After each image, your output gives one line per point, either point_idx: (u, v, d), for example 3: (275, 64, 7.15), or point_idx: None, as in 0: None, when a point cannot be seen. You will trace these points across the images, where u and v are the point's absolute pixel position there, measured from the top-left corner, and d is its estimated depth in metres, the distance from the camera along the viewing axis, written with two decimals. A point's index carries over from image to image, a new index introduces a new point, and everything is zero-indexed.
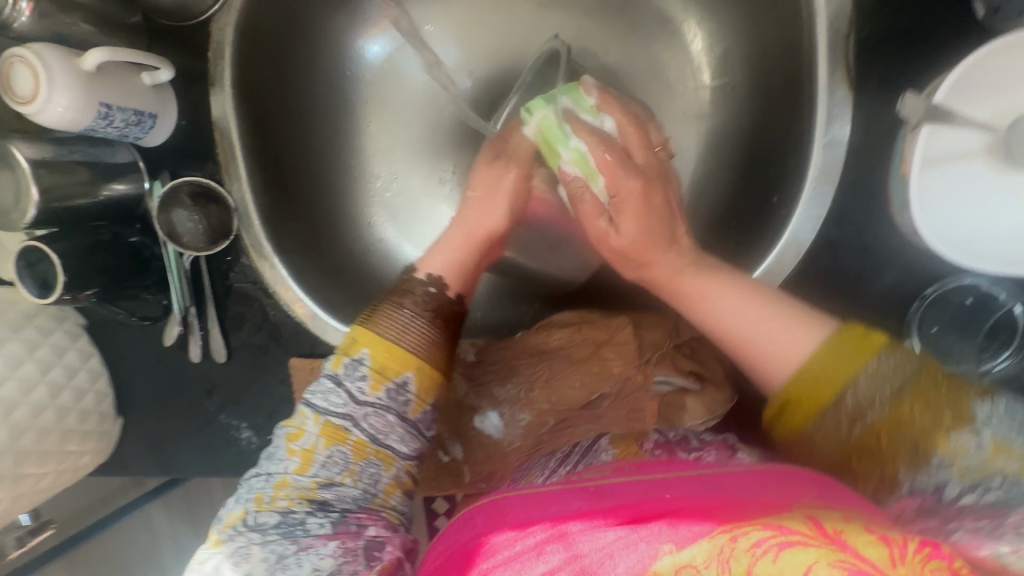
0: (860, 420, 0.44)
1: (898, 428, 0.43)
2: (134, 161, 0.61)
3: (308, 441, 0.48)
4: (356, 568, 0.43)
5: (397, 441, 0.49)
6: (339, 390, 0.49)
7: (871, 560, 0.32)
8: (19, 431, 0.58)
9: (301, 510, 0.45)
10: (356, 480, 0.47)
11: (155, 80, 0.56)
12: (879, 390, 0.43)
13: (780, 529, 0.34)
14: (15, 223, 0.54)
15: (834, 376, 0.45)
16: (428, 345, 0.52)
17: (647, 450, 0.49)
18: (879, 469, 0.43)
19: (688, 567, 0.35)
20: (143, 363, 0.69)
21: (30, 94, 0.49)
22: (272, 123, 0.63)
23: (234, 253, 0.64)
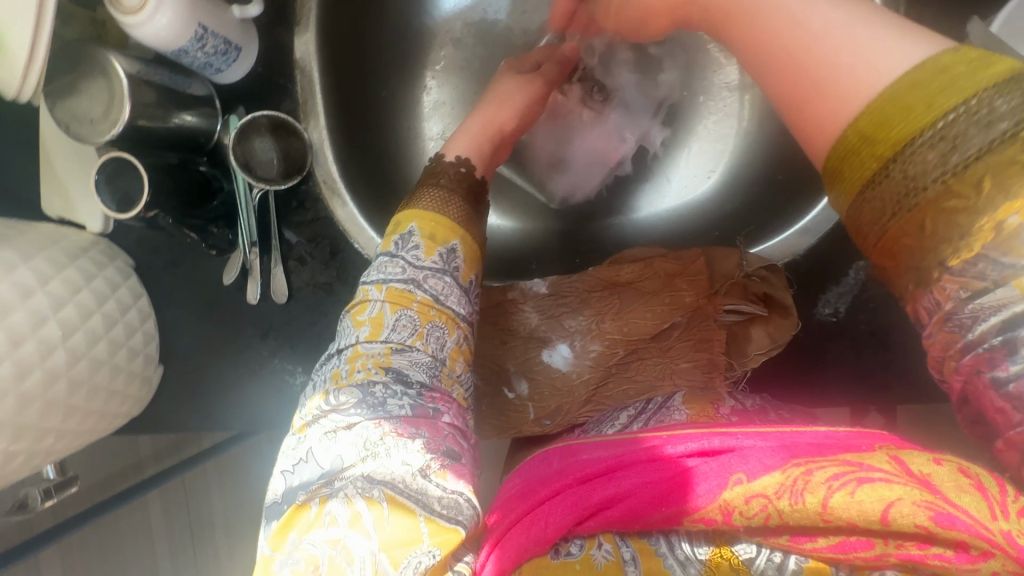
0: (926, 179, 0.32)
1: (947, 212, 0.32)
2: (210, 96, 0.61)
3: (373, 310, 0.48)
4: (440, 462, 0.41)
5: (456, 303, 0.50)
6: (396, 260, 0.49)
7: (964, 508, 0.35)
8: (76, 357, 0.55)
9: (380, 380, 0.44)
10: (425, 344, 0.47)
11: (245, 13, 0.57)
12: (942, 156, 0.32)
13: (859, 467, 0.38)
14: (98, 136, 0.54)
15: (919, 116, 0.32)
16: (463, 216, 0.54)
17: (723, 415, 0.52)
18: (916, 260, 0.34)
19: (759, 497, 0.39)
20: (191, 307, 0.67)
21: (136, 6, 0.50)
22: (348, 69, 0.66)
23: (304, 193, 0.65)
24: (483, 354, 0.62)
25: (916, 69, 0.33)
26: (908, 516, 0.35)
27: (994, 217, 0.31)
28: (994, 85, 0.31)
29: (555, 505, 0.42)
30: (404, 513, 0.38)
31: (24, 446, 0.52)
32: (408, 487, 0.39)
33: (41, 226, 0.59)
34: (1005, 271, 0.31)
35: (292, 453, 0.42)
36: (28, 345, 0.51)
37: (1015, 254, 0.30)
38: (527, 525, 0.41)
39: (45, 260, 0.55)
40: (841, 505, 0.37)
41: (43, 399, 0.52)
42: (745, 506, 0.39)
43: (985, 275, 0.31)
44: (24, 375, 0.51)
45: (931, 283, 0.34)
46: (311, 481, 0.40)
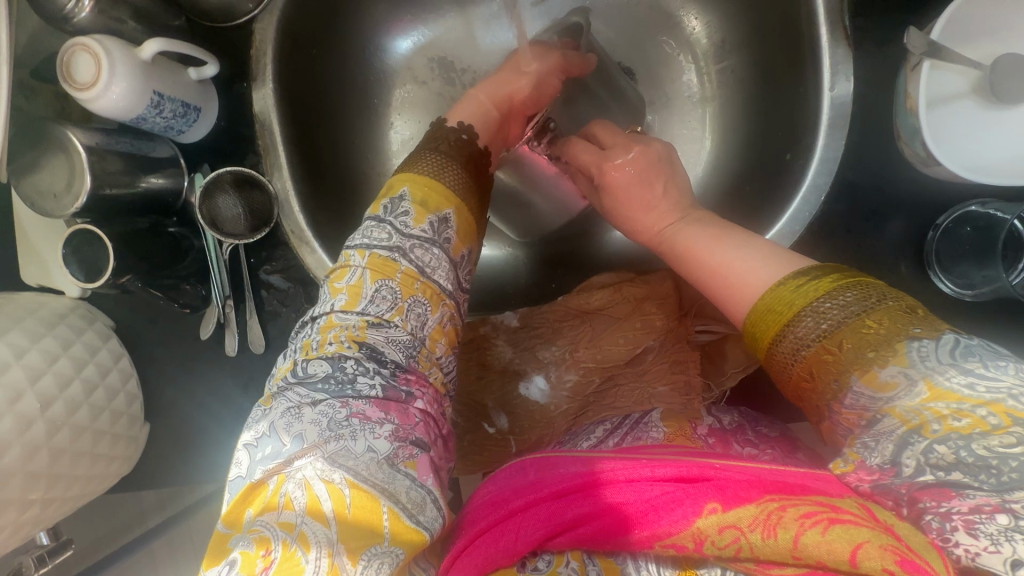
0: (807, 343, 0.40)
1: (824, 367, 0.39)
2: (175, 156, 0.62)
3: (353, 277, 0.48)
4: (410, 453, 0.42)
5: (443, 278, 0.50)
6: (382, 226, 0.49)
7: (927, 560, 0.31)
8: (56, 426, 0.55)
9: (352, 356, 0.44)
10: (404, 321, 0.47)
11: (201, 75, 0.58)
12: (816, 326, 0.39)
13: (831, 507, 0.35)
14: (63, 209, 0.55)
15: (795, 300, 0.41)
16: (459, 183, 0.54)
17: (700, 437, 0.50)
18: (816, 402, 0.41)
19: (732, 530, 0.36)
20: (174, 363, 0.68)
21: (90, 81, 0.51)
22: (307, 120, 0.66)
23: (276, 243, 0.66)
24: (460, 391, 0.62)
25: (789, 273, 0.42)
26: (874, 560, 0.32)
27: (866, 367, 0.37)
28: (847, 282, 0.40)
29: (526, 518, 0.42)
30: (366, 497, 0.38)
31: (10, 520, 0.53)
32: (372, 476, 0.39)
33: (20, 298, 0.61)
34: (881, 402, 0.37)
35: (256, 427, 0.42)
36: (6, 421, 0.52)
37: (879, 389, 0.37)
38: (497, 535, 0.42)
39: (21, 333, 0.56)
40: (813, 544, 0.34)
41: (25, 472, 0.53)
42: (717, 537, 0.37)
43: (868, 406, 0.37)
44: (3, 451, 0.51)
45: (832, 416, 0.40)
46: (272, 458, 0.40)
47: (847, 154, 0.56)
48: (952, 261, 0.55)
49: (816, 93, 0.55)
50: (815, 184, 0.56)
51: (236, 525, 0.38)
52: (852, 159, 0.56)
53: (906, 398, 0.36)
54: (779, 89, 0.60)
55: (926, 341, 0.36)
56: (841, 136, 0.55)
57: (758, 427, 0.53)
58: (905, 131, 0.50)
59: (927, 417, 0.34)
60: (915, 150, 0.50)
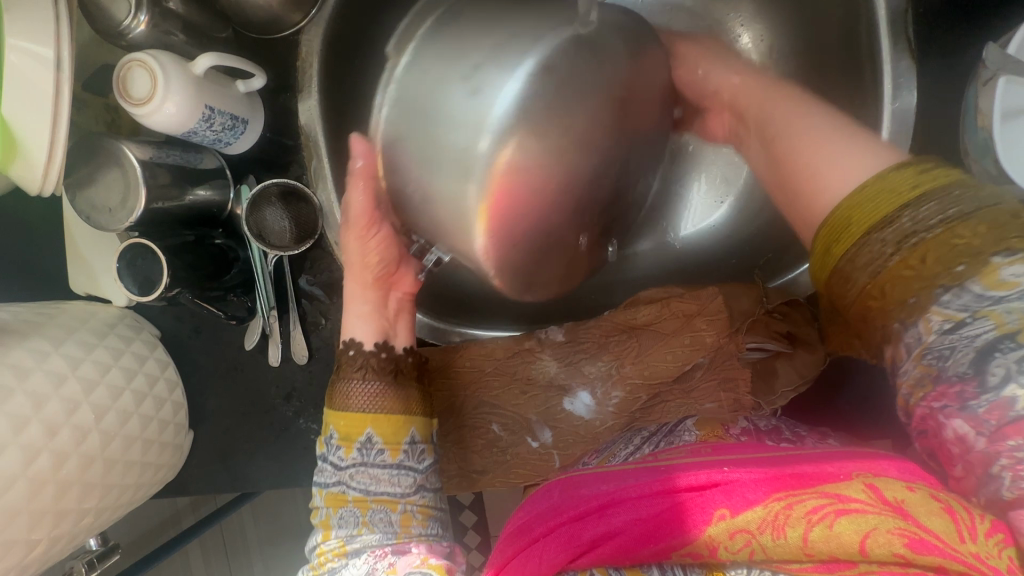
0: (925, 224, 0.35)
1: (908, 272, 0.35)
2: (220, 167, 0.63)
3: (321, 515, 0.51)
4: (388, 561, 0.47)
5: (388, 484, 0.50)
6: (325, 465, 0.52)
7: (935, 532, 0.33)
8: (109, 437, 0.56)
9: (339, 565, 0.48)
10: (371, 527, 0.49)
11: (249, 87, 0.59)
12: (938, 211, 0.35)
13: (836, 498, 0.36)
14: (117, 223, 0.56)
15: (902, 186, 0.36)
16: (391, 398, 0.52)
17: (732, 436, 0.50)
18: (906, 298, 0.35)
19: (743, 532, 0.37)
20: (217, 372, 0.68)
21: (146, 97, 0.52)
22: (350, 132, 0.66)
23: (318, 253, 0.66)
24: (503, 403, 0.61)
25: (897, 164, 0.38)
26: (884, 545, 0.34)
27: (981, 261, 0.33)
28: (964, 181, 0.36)
29: (549, 541, 0.41)
30: None
31: (66, 529, 0.54)
32: None
33: (71, 307, 0.61)
34: (986, 304, 0.32)
35: None
36: (64, 432, 0.52)
37: (995, 286, 0.32)
38: (522, 561, 0.41)
39: (75, 344, 0.56)
40: (821, 540, 0.35)
41: (81, 482, 0.54)
42: (729, 541, 0.38)
43: (967, 306, 0.33)
44: (62, 463, 0.52)
45: (912, 324, 0.35)
46: None
47: None
48: None
49: (876, 106, 0.53)
50: None
51: None
52: None
53: (1022, 301, 0.31)
54: (833, 100, 0.59)
55: None
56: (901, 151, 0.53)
57: (794, 430, 0.52)
58: (975, 147, 0.48)
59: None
60: (987, 166, 0.48)
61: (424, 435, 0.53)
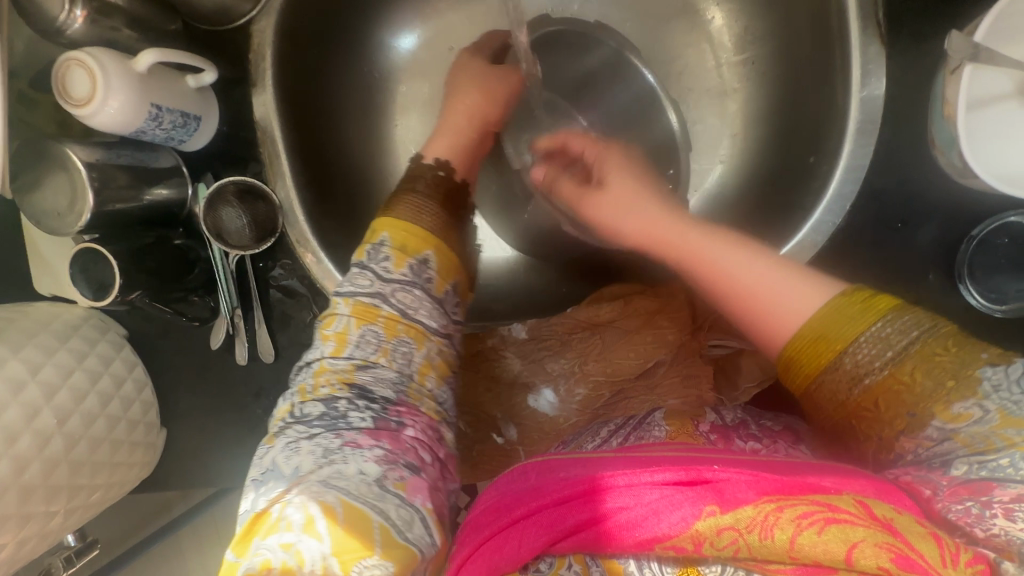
0: (872, 368, 0.40)
1: (871, 410, 0.40)
2: (177, 165, 0.61)
3: (340, 325, 0.50)
4: (400, 474, 0.42)
5: (426, 316, 0.51)
6: (365, 272, 0.51)
7: (921, 553, 0.32)
8: (74, 439, 0.56)
9: (345, 397, 0.46)
10: (390, 360, 0.49)
11: (200, 81, 0.57)
12: (879, 353, 0.40)
13: (828, 507, 0.35)
14: (67, 227, 0.55)
15: (844, 329, 0.41)
16: (439, 224, 0.56)
17: (703, 434, 0.48)
18: (875, 433, 0.41)
19: (730, 530, 0.35)
20: (186, 371, 0.68)
21: (86, 97, 0.50)
22: (311, 125, 0.64)
23: (278, 252, 0.65)
24: (467, 400, 0.61)
25: (832, 296, 0.43)
26: (870, 558, 0.33)
27: (939, 400, 0.38)
28: (899, 317, 0.40)
29: (529, 525, 0.39)
30: (358, 517, 0.37)
31: (34, 530, 0.55)
32: (363, 495, 0.39)
33: (33, 310, 0.61)
34: (971, 408, 0.37)
35: (259, 464, 0.43)
36: (25, 438, 0.53)
37: (982, 394, 0.37)
38: (500, 543, 0.38)
39: (35, 348, 0.56)
40: (808, 545, 0.34)
41: (45, 486, 0.54)
42: (715, 537, 0.36)
43: (953, 428, 0.37)
44: (23, 468, 0.52)
45: (892, 450, 0.40)
46: (273, 488, 0.40)
47: (876, 160, 0.53)
48: (986, 273, 0.52)
49: (844, 93, 0.52)
50: (841, 192, 0.52)
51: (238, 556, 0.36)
52: (883, 165, 0.53)
53: (977, 425, 0.37)
54: (804, 85, 0.57)
55: (999, 368, 0.37)
56: (869, 141, 0.51)
57: (761, 422, 0.52)
58: (940, 140, 0.47)
59: (995, 444, 0.36)
60: (952, 160, 0.46)
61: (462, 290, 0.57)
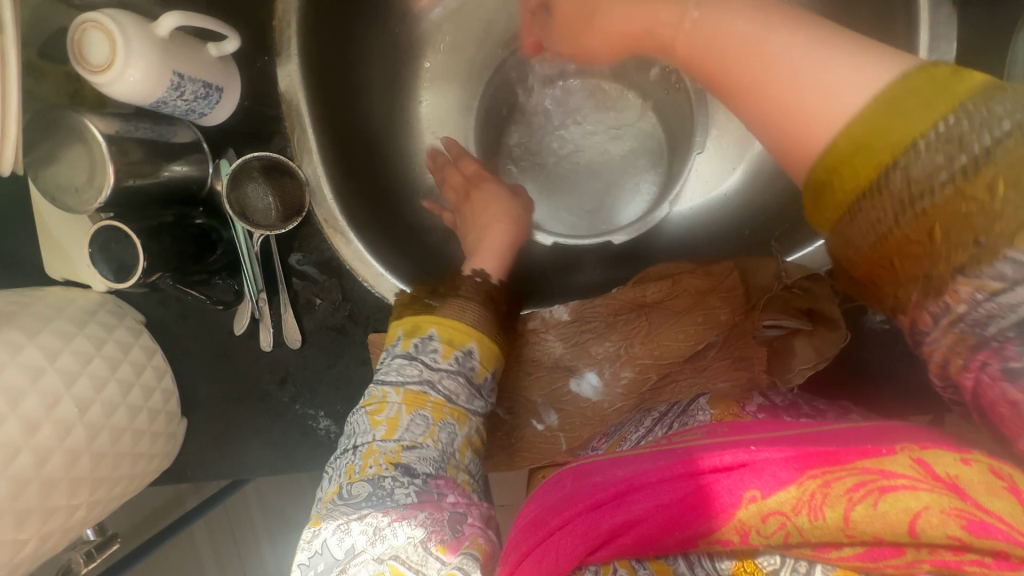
0: (911, 199, 0.33)
1: (911, 252, 0.34)
2: (197, 140, 0.58)
3: (391, 411, 0.46)
4: (442, 537, 0.40)
5: (467, 400, 0.48)
6: (412, 363, 0.48)
7: (997, 515, 0.29)
8: (96, 429, 0.53)
9: (390, 475, 0.43)
10: (436, 441, 0.46)
11: (222, 51, 0.53)
12: (918, 175, 0.33)
13: (881, 475, 0.32)
14: (85, 204, 0.51)
15: (902, 126, 0.33)
16: (485, 320, 0.52)
17: (749, 413, 0.46)
18: (921, 271, 0.34)
19: (775, 514, 0.33)
20: (207, 358, 0.65)
21: (105, 63, 0.47)
22: (337, 98, 0.61)
23: (305, 234, 0.62)
24: (507, 386, 0.59)
25: (894, 82, 0.35)
26: (938, 527, 0.30)
27: (1000, 229, 0.30)
28: (963, 109, 0.32)
29: (563, 535, 0.38)
30: None
31: (56, 525, 0.52)
32: (410, 560, 0.39)
33: (47, 294, 0.58)
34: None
35: (307, 547, 0.41)
36: (45, 428, 0.50)
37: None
38: (538, 558, 0.37)
39: (52, 334, 0.53)
40: (864, 521, 0.31)
41: (68, 478, 0.51)
42: (761, 524, 0.34)
43: (1005, 275, 0.30)
44: (44, 460, 0.49)
45: (942, 296, 0.32)
46: (326, 573, 0.39)
47: None
48: None
49: None
50: None
51: None
52: None
53: None
54: None
55: None
56: None
57: (810, 403, 0.49)
58: None
59: None
60: None
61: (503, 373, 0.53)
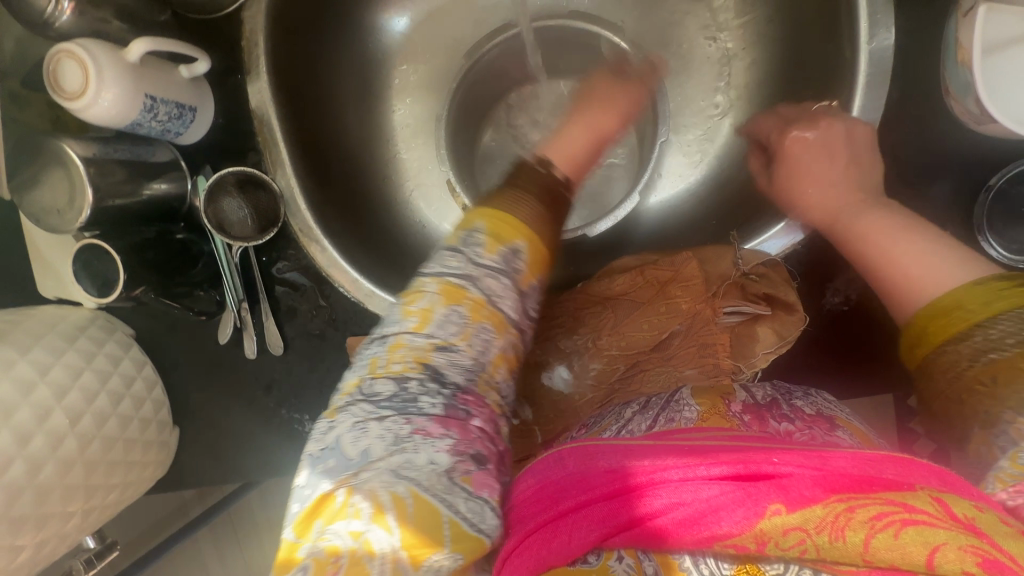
0: (1000, 345, 0.37)
1: (978, 393, 0.37)
2: (174, 159, 0.60)
3: (426, 301, 0.43)
4: (469, 467, 0.37)
5: (508, 306, 0.44)
6: (457, 254, 0.44)
7: (1009, 554, 0.27)
8: (87, 439, 0.56)
9: (416, 377, 0.39)
10: (469, 346, 0.42)
11: (194, 72, 0.56)
12: (1017, 331, 0.37)
13: (903, 507, 0.29)
14: (68, 225, 0.54)
15: (982, 306, 0.39)
16: (535, 216, 0.49)
17: (735, 415, 0.47)
18: (982, 407, 0.37)
19: (798, 530, 0.30)
20: (196, 368, 0.68)
21: (78, 90, 0.49)
22: (307, 111, 0.63)
23: (282, 244, 0.64)
24: None
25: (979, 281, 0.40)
26: (953, 563, 0.28)
27: None
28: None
29: (579, 518, 0.34)
30: (429, 511, 0.34)
31: (52, 532, 0.54)
32: (433, 487, 0.35)
33: (39, 312, 0.60)
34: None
35: (319, 438, 0.39)
36: (38, 439, 0.52)
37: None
38: (546, 535, 0.33)
39: (43, 350, 0.56)
40: (882, 548, 0.29)
41: (62, 486, 0.54)
42: (781, 538, 0.30)
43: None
44: (38, 469, 0.52)
45: (995, 427, 0.36)
46: (338, 469, 0.37)
47: (888, 113, 0.51)
48: (1008, 225, 0.51)
49: (852, 47, 0.50)
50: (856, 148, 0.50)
51: (303, 534, 0.34)
52: (895, 118, 0.51)
53: None
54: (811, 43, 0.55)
55: None
56: (878, 95, 0.50)
57: (791, 402, 0.50)
58: (955, 86, 0.45)
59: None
60: (967, 107, 0.45)
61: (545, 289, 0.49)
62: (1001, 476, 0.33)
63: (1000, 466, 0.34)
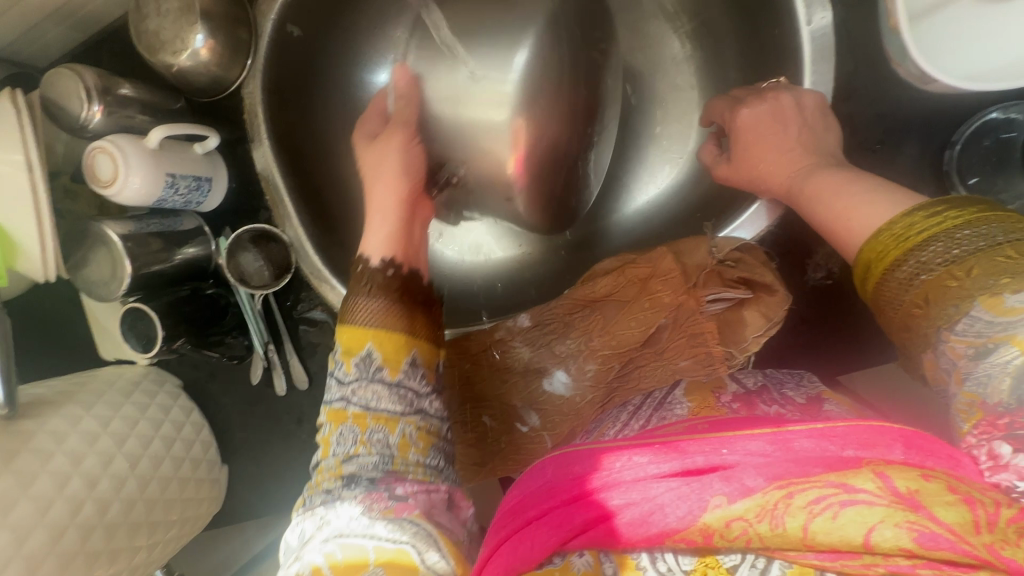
0: (929, 267, 0.36)
1: (916, 319, 0.38)
2: (200, 226, 0.68)
3: (324, 434, 0.50)
4: (384, 503, 0.44)
5: (388, 402, 0.49)
6: (332, 383, 0.52)
7: (944, 523, 0.28)
8: (146, 480, 0.63)
9: (335, 486, 0.46)
10: (369, 447, 0.48)
11: (206, 148, 0.64)
12: (944, 251, 0.36)
13: (843, 487, 0.31)
14: (114, 293, 0.63)
15: (912, 233, 0.38)
16: (387, 318, 0.53)
17: (725, 404, 0.48)
18: (921, 332, 0.38)
19: (740, 521, 0.32)
20: (236, 409, 0.75)
21: (110, 177, 0.58)
22: (306, 166, 0.70)
23: (299, 287, 0.71)
24: (487, 395, 0.63)
25: (912, 211, 0.39)
26: (890, 540, 0.29)
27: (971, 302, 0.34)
28: (971, 224, 0.36)
29: (541, 525, 0.36)
30: (354, 552, 0.40)
31: (122, 564, 0.61)
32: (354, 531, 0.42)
33: (100, 373, 0.69)
34: (998, 328, 0.33)
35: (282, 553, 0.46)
36: (104, 482, 0.59)
37: (1001, 313, 0.33)
38: (514, 544, 0.35)
39: (104, 405, 0.64)
40: (823, 532, 0.30)
41: (127, 523, 0.61)
42: (725, 529, 0.32)
43: (982, 333, 0.34)
44: (106, 508, 0.59)
45: (936, 347, 0.37)
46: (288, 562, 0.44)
47: (839, 88, 0.53)
48: (981, 178, 0.52)
49: (793, 29, 0.52)
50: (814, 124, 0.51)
51: None
52: (846, 92, 0.53)
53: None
54: (756, 34, 0.57)
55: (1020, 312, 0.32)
56: (824, 72, 0.52)
57: (784, 390, 0.49)
58: (895, 51, 0.49)
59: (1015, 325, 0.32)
60: (909, 68, 0.48)
61: (425, 362, 0.53)
62: (960, 406, 0.34)
63: (955, 394, 0.35)
